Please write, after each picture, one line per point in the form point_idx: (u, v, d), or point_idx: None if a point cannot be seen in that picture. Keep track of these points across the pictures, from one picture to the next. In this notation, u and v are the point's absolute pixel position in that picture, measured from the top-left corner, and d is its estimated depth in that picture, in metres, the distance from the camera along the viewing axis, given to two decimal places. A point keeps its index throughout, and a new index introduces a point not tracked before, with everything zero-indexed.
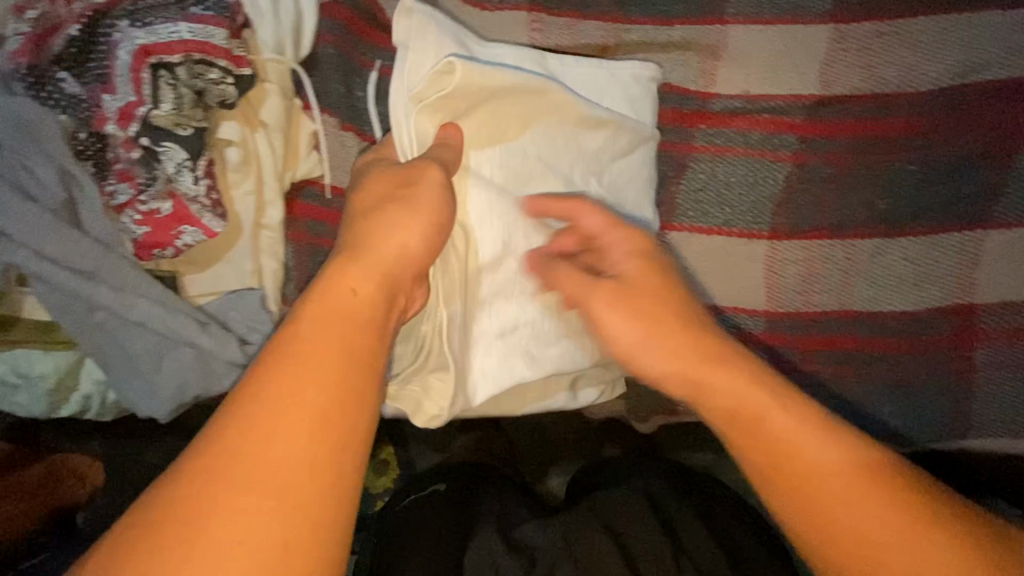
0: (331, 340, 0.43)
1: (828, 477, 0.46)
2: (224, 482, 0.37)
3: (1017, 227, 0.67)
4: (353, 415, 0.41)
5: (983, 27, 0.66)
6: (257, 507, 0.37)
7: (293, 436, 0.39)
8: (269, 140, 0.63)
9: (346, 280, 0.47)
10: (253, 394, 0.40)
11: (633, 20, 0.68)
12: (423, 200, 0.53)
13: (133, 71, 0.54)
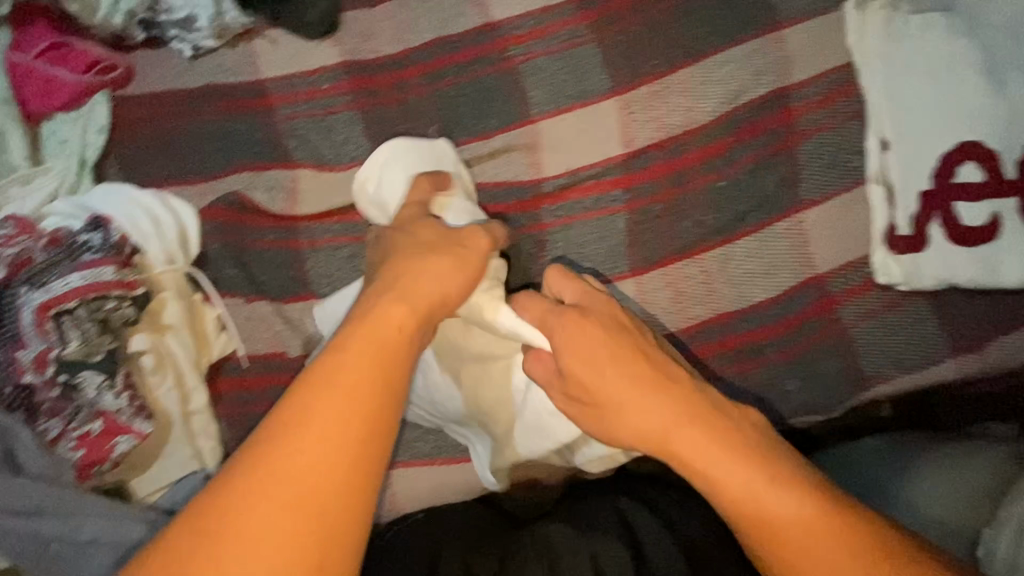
0: (341, 407, 0.51)
1: (772, 505, 0.58)
2: (247, 508, 0.47)
3: (823, 202, 0.78)
4: (361, 471, 0.50)
5: (731, 61, 0.81)
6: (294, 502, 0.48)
7: (314, 461, 0.49)
8: (178, 338, 0.73)
9: (356, 358, 0.54)
10: (263, 462, 0.49)
11: (460, 142, 0.83)
12: (429, 277, 0.63)
13: (38, 324, 0.65)
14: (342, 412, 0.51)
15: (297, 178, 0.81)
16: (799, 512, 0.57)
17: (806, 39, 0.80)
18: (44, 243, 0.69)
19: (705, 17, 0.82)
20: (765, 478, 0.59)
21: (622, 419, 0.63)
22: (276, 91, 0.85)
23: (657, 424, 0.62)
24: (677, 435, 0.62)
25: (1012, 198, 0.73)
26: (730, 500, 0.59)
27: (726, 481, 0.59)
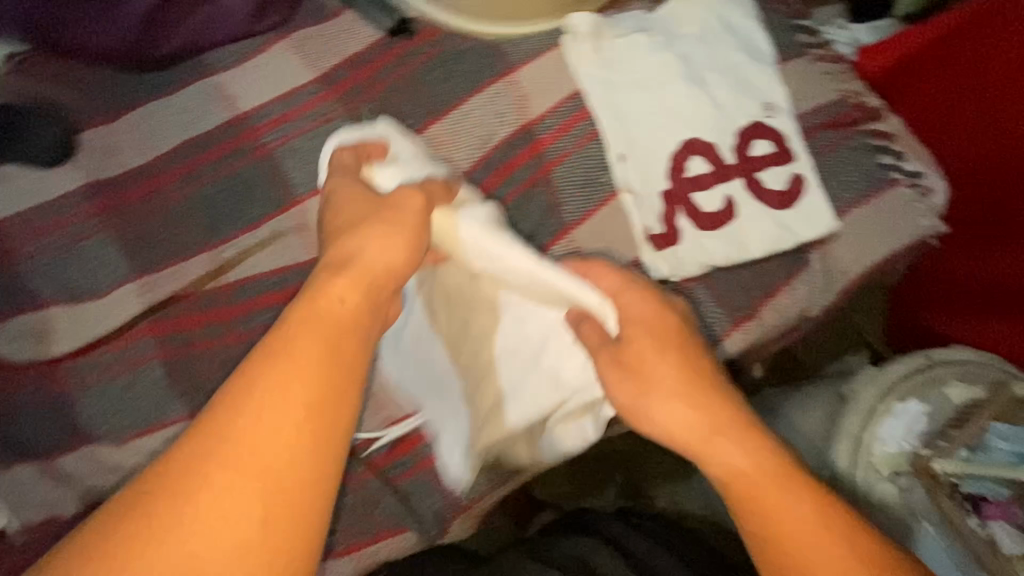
0: (235, 468, 0.39)
1: (764, 488, 0.50)
2: (214, 490, 0.38)
3: (586, 217, 0.83)
4: (284, 532, 0.39)
5: (474, 110, 0.85)
6: (228, 519, 0.38)
7: (283, 450, 0.40)
8: None
9: (265, 402, 0.41)
10: (214, 469, 0.39)
11: (228, 239, 0.80)
12: (406, 216, 0.55)
13: None
14: (289, 422, 0.41)
15: (54, 318, 0.76)
16: (796, 500, 0.49)
17: (536, 75, 0.85)
18: None
19: (443, 73, 0.87)
20: (761, 464, 0.51)
21: (655, 404, 0.56)
22: (14, 230, 0.79)
23: (679, 416, 0.54)
24: (699, 425, 0.54)
25: (736, 179, 0.82)
26: (739, 484, 0.51)
27: (738, 465, 0.52)
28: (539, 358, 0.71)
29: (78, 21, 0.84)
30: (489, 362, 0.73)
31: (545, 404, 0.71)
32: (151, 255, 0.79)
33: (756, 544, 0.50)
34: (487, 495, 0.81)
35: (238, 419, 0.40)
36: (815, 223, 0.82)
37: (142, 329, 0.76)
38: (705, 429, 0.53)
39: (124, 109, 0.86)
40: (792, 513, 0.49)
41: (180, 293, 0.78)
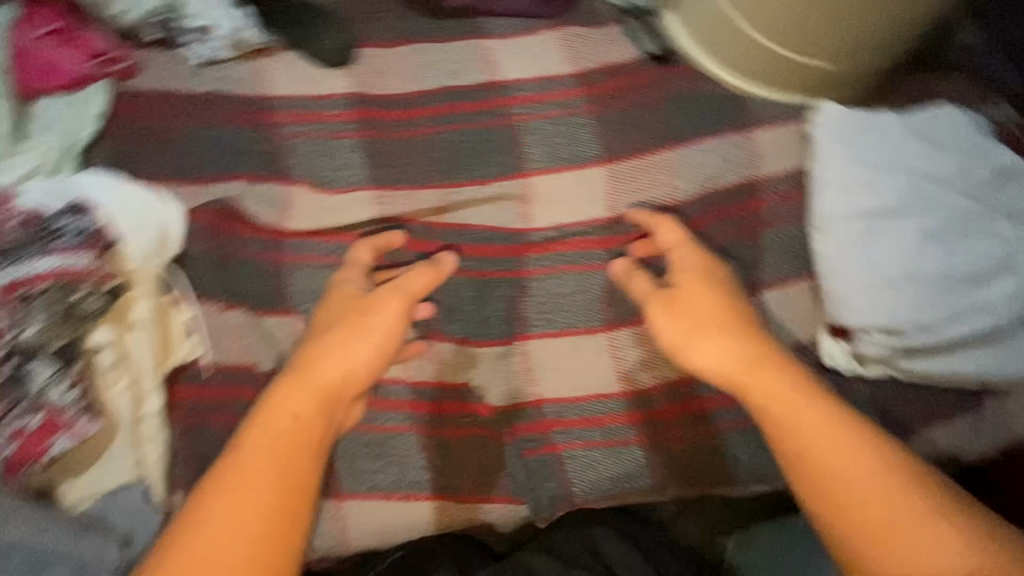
0: (298, 404, 0.66)
1: (815, 428, 0.65)
2: (231, 481, 0.61)
3: (778, 286, 0.86)
4: (302, 465, 0.63)
5: (707, 149, 0.90)
6: (252, 483, 0.61)
7: (259, 470, 0.62)
8: (143, 339, 0.70)
9: (338, 356, 0.70)
10: (241, 449, 0.63)
11: (457, 184, 0.86)
12: (375, 324, 0.72)
13: (4, 302, 0.67)
14: (297, 409, 0.66)
15: (290, 195, 0.83)
16: (859, 439, 0.64)
17: (778, 140, 0.89)
18: (22, 222, 0.72)
19: (690, 106, 0.92)
20: (819, 425, 0.65)
21: (704, 344, 0.72)
22: (281, 107, 0.87)
23: (716, 358, 0.71)
24: (752, 379, 0.69)
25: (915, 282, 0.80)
26: (799, 433, 0.65)
27: (787, 429, 0.66)
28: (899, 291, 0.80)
29: None
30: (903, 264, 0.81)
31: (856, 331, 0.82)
32: (388, 173, 0.86)
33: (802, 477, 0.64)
34: (600, 502, 0.84)
35: (662, 320, 0.75)
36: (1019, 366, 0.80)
37: (361, 234, 0.83)
38: (778, 393, 0.68)
39: (399, 39, 0.93)
40: (852, 465, 0.63)
41: (402, 215, 0.84)
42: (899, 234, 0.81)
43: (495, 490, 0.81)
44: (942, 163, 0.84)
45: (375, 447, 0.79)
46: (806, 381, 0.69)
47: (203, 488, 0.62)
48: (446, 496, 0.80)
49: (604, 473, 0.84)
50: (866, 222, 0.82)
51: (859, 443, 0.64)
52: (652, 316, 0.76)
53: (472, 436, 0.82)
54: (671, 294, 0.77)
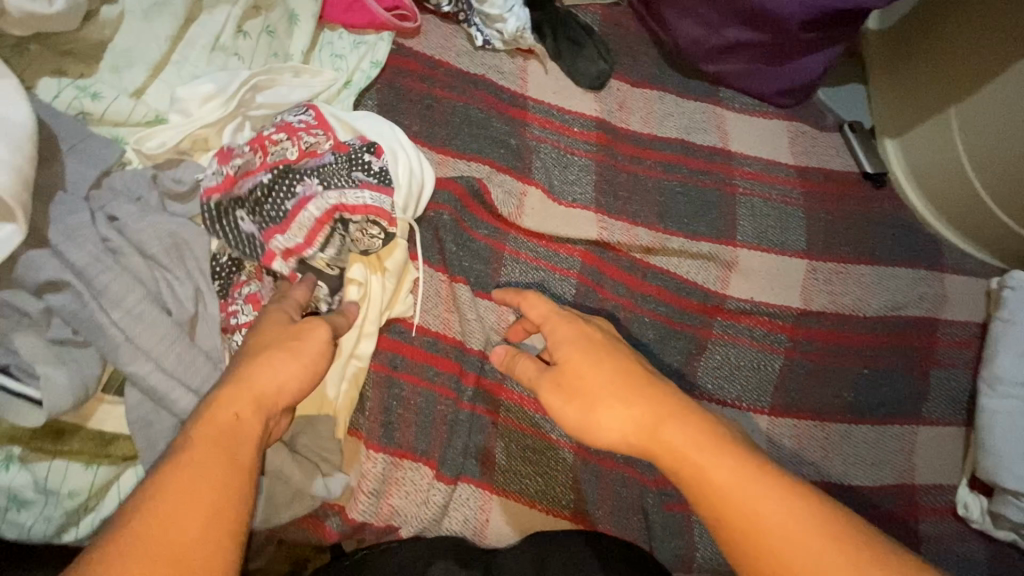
0: (243, 406, 0.50)
1: (738, 491, 0.51)
2: (176, 496, 0.44)
3: (935, 424, 0.89)
4: (218, 489, 0.46)
5: (900, 277, 0.94)
6: (190, 509, 0.44)
7: (205, 480, 0.45)
8: (384, 282, 0.68)
9: (270, 369, 0.52)
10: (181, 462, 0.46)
11: (671, 233, 0.90)
12: (305, 347, 0.55)
13: (319, 221, 0.62)
14: (235, 411, 0.49)
15: (526, 193, 0.86)
16: (822, 527, 0.49)
17: (963, 290, 0.95)
18: (331, 146, 0.66)
19: (893, 232, 0.97)
20: (755, 489, 0.51)
21: (602, 416, 0.58)
22: (534, 109, 0.91)
23: (623, 423, 0.57)
24: (668, 441, 0.55)
25: None
26: (718, 508, 0.52)
27: (710, 510, 0.52)
28: None
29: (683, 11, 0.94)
30: None
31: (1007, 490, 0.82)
32: (612, 201, 0.90)
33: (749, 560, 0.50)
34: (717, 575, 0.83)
35: (554, 403, 0.61)
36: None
37: (575, 250, 0.86)
38: (690, 471, 0.53)
39: (648, 82, 0.98)
40: (771, 510, 0.50)
41: (617, 244, 0.87)
42: None
43: (628, 533, 0.81)
44: None
45: (533, 453, 0.80)
46: (739, 455, 0.53)
47: (153, 479, 0.45)
48: (583, 524, 0.80)
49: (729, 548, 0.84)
50: None
51: (819, 522, 0.49)
52: (544, 400, 0.62)
53: (619, 472, 0.83)
54: (556, 373, 0.62)
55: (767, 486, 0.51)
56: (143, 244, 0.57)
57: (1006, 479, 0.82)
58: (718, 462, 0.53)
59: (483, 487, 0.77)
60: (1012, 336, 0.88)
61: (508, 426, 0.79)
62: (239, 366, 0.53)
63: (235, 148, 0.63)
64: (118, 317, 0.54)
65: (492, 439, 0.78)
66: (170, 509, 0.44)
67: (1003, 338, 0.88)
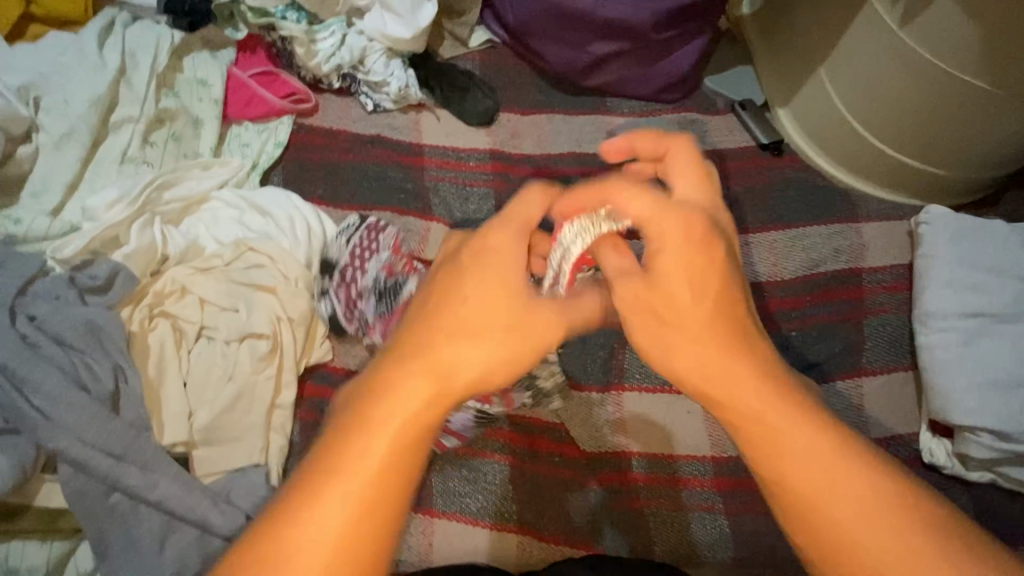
0: (411, 396, 0.41)
1: (820, 477, 0.42)
2: (354, 481, 0.39)
3: (880, 373, 0.87)
4: (409, 474, 0.40)
5: (813, 235, 0.95)
6: (342, 507, 0.39)
7: (348, 482, 0.39)
8: (294, 331, 0.78)
9: (465, 349, 0.43)
10: (354, 451, 0.40)
11: None
12: (502, 265, 0.46)
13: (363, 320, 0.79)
14: (410, 402, 0.41)
15: (428, 229, 0.93)
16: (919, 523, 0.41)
17: (881, 235, 0.95)
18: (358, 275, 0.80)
19: (797, 194, 0.99)
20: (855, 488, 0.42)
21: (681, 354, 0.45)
22: (431, 154, 1.00)
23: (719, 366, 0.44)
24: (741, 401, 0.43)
25: None
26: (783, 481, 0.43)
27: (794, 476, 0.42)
28: (1004, 392, 0.78)
29: (548, 42, 1.02)
30: (1016, 362, 0.79)
31: (968, 425, 0.78)
32: None
33: (808, 537, 0.42)
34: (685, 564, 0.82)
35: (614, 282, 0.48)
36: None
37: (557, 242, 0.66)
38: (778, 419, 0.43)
39: (536, 109, 1.06)
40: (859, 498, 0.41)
41: None
42: (1006, 333, 0.81)
43: (577, 535, 0.81)
44: None
45: (469, 471, 0.82)
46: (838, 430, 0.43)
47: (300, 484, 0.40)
48: (529, 533, 0.81)
49: (687, 535, 0.83)
50: (976, 322, 0.82)
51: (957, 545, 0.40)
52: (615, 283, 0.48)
53: (561, 475, 0.84)
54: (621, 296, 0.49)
55: (883, 481, 0.42)
56: (61, 335, 0.68)
57: (954, 415, 0.79)
58: (810, 451, 0.42)
59: (424, 513, 0.80)
60: (929, 266, 0.87)
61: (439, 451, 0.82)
62: (461, 321, 0.44)
63: (226, 309, 0.78)
64: (39, 401, 0.64)
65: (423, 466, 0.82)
66: (312, 509, 0.39)
67: (926, 266, 0.87)
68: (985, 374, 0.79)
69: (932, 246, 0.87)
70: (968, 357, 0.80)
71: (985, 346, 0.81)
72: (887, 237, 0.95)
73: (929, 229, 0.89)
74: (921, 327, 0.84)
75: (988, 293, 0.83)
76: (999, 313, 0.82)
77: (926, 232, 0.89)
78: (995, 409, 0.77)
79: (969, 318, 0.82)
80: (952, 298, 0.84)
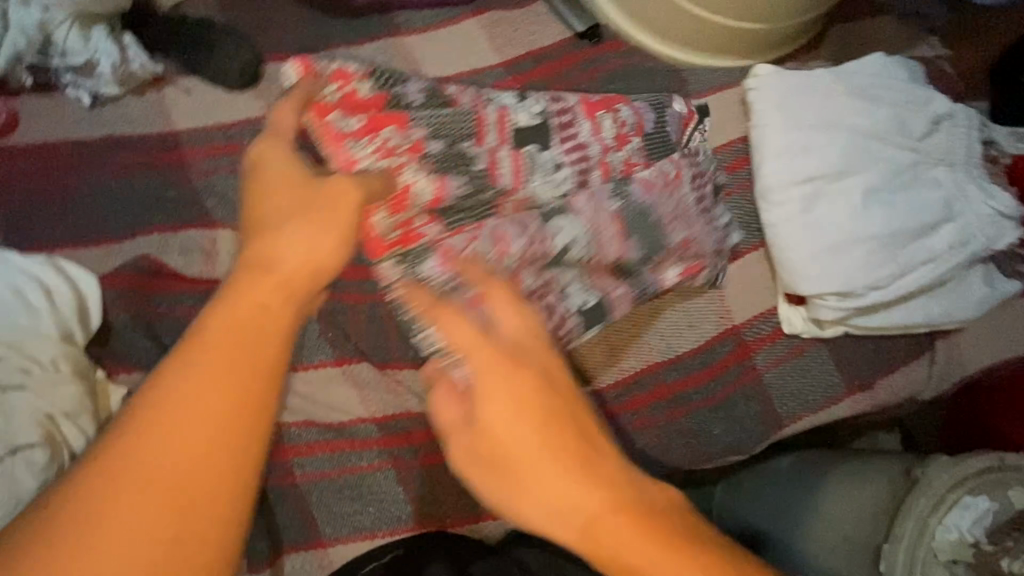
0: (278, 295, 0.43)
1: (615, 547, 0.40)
2: (178, 406, 0.38)
3: (734, 260, 0.86)
4: (268, 392, 0.40)
5: None
6: (195, 428, 0.38)
7: (210, 403, 0.39)
8: (77, 425, 0.63)
9: (295, 240, 0.45)
10: (193, 364, 0.39)
11: None
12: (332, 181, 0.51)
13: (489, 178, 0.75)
14: (264, 292, 0.43)
15: (215, 239, 0.76)
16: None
17: (715, 110, 0.89)
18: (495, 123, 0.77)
19: (624, 84, 0.89)
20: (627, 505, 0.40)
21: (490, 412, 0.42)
22: (190, 142, 0.79)
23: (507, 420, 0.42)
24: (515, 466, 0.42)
25: (870, 232, 0.78)
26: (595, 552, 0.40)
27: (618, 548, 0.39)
28: (847, 249, 0.78)
29: None
30: (853, 217, 0.78)
31: (819, 289, 0.79)
32: None
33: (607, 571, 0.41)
34: None
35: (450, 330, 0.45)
36: (964, 308, 0.81)
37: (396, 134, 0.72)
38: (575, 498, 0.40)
39: (308, 48, 0.86)
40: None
41: None
42: (844, 189, 0.79)
43: (478, 507, 0.79)
44: (879, 100, 0.82)
45: (352, 489, 0.76)
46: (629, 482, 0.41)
47: (181, 351, 0.40)
48: (432, 524, 0.78)
49: (703, 448, 0.83)
50: (815, 185, 0.79)
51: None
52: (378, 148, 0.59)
53: None
54: (471, 402, 0.43)
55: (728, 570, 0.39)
56: None
57: (802, 286, 0.79)
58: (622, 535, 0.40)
59: (316, 546, 0.73)
60: (762, 136, 0.83)
61: (314, 483, 0.75)
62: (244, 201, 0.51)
63: None
64: None
65: (303, 502, 0.74)
66: (170, 425, 0.38)
67: (761, 135, 0.82)
68: (827, 236, 0.79)
69: (763, 114, 0.82)
70: (811, 224, 0.79)
71: (825, 207, 0.79)
72: (723, 112, 0.89)
73: (754, 96, 0.84)
74: (766, 204, 0.81)
75: (823, 152, 0.80)
76: (836, 169, 0.79)
77: (754, 99, 0.84)
78: (837, 268, 0.78)
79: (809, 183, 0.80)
80: (790, 166, 0.80)
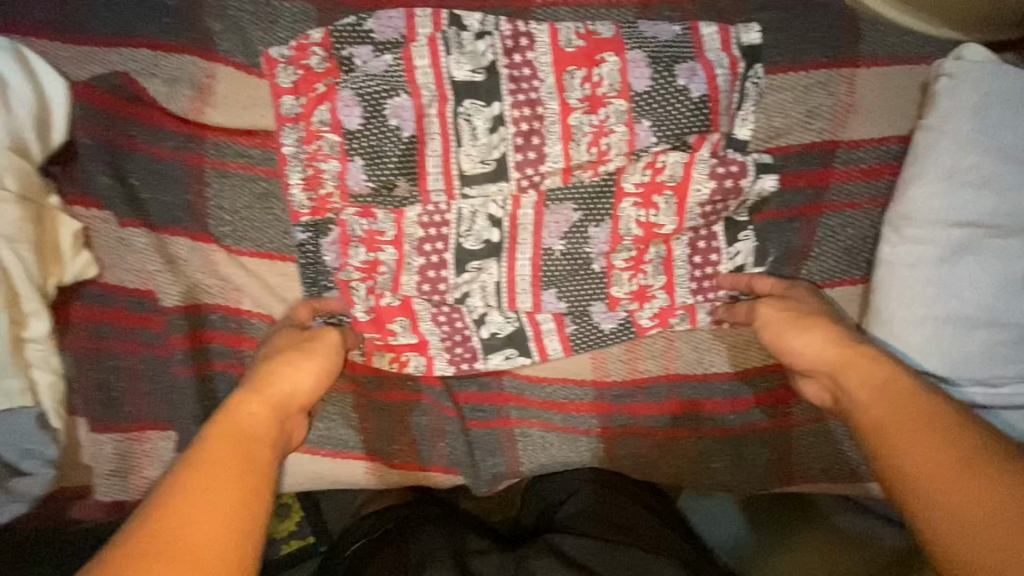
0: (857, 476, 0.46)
1: None
2: (943, 495, 0.42)
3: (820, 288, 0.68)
4: (965, 467, 0.42)
5: (784, 91, 0.66)
6: (959, 496, 0.41)
7: (940, 466, 0.43)
8: (15, 250, 0.55)
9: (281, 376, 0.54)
10: (919, 459, 0.44)
11: None
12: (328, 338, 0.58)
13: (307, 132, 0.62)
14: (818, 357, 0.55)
15: (213, 75, 0.62)
16: None
17: (879, 90, 0.66)
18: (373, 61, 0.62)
19: (775, 17, 0.65)
20: (907, 408, 0.48)
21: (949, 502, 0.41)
22: None
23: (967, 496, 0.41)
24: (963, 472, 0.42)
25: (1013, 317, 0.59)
26: None
27: None
28: (972, 327, 0.60)
29: None
30: (1000, 290, 0.59)
31: (913, 362, 0.61)
32: None
33: None
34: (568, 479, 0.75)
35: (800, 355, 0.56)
36: None
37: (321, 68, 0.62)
38: None
39: None
40: None
41: None
42: (1006, 252, 0.59)
43: (431, 457, 0.72)
44: None
45: None
46: None
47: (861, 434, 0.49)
48: (378, 458, 0.72)
49: (693, 478, 0.73)
50: (969, 234, 0.60)
51: None
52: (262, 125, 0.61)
53: (415, 400, 0.72)
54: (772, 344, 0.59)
55: None
56: None
57: (893, 350, 0.62)
58: None
59: None
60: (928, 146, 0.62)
61: None
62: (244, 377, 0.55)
63: None
64: None
65: None
66: (927, 496, 0.42)
67: (926, 146, 0.61)
68: (954, 303, 0.60)
69: (944, 117, 0.61)
70: (941, 280, 0.60)
71: (970, 265, 0.60)
72: (888, 97, 0.66)
73: (944, 89, 0.61)
74: (893, 237, 0.63)
75: (999, 195, 0.59)
76: (1006, 223, 0.59)
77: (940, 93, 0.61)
78: (949, 345, 0.60)
79: (961, 228, 0.60)
80: (947, 198, 0.60)
